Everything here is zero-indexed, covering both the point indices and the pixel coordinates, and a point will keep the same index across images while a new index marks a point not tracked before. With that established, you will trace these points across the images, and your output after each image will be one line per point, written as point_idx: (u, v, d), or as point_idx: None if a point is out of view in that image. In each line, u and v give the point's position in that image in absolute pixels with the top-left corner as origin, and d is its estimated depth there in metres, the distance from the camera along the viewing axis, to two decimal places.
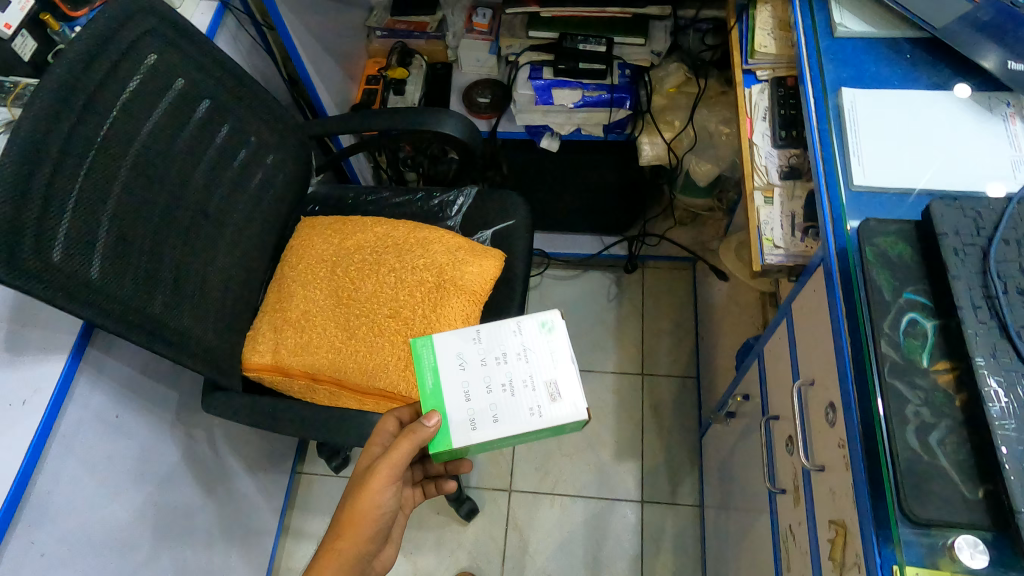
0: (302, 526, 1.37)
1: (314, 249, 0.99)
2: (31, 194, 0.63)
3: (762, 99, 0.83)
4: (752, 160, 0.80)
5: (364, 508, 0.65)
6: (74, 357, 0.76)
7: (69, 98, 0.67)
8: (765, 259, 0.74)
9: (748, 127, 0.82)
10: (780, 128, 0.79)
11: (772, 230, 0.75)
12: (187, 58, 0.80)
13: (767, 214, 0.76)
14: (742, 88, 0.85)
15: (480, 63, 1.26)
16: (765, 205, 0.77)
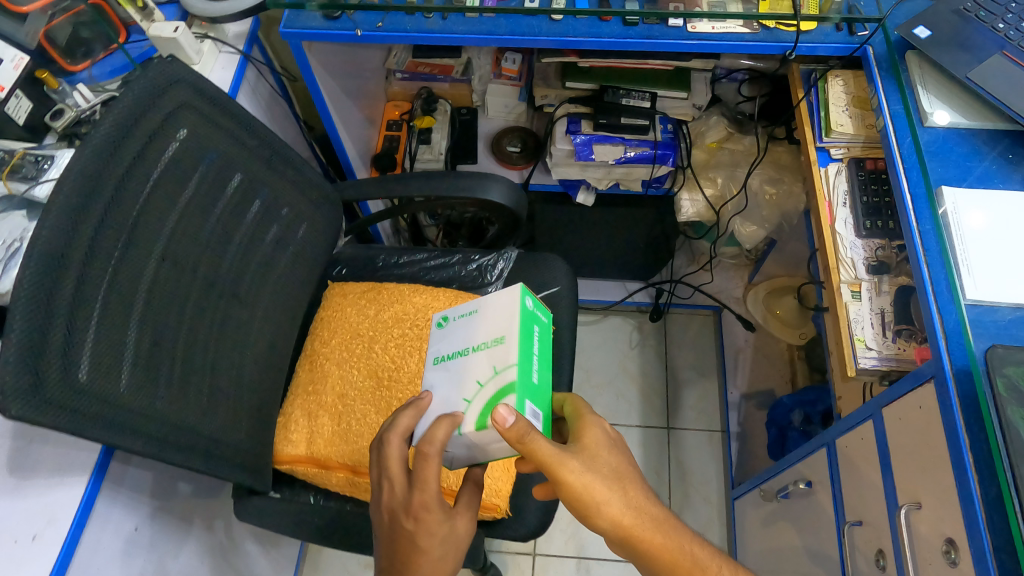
0: None
1: (348, 322, 0.91)
2: (56, 310, 0.54)
3: (840, 181, 0.80)
4: (835, 251, 0.76)
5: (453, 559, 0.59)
6: (95, 477, 0.68)
7: (95, 190, 0.57)
8: (859, 363, 0.70)
9: (828, 213, 0.78)
10: (863, 217, 0.76)
11: (862, 329, 0.71)
12: (222, 130, 0.72)
13: (857, 311, 0.72)
14: (817, 167, 0.81)
15: (508, 109, 1.19)
16: (853, 300, 0.73)
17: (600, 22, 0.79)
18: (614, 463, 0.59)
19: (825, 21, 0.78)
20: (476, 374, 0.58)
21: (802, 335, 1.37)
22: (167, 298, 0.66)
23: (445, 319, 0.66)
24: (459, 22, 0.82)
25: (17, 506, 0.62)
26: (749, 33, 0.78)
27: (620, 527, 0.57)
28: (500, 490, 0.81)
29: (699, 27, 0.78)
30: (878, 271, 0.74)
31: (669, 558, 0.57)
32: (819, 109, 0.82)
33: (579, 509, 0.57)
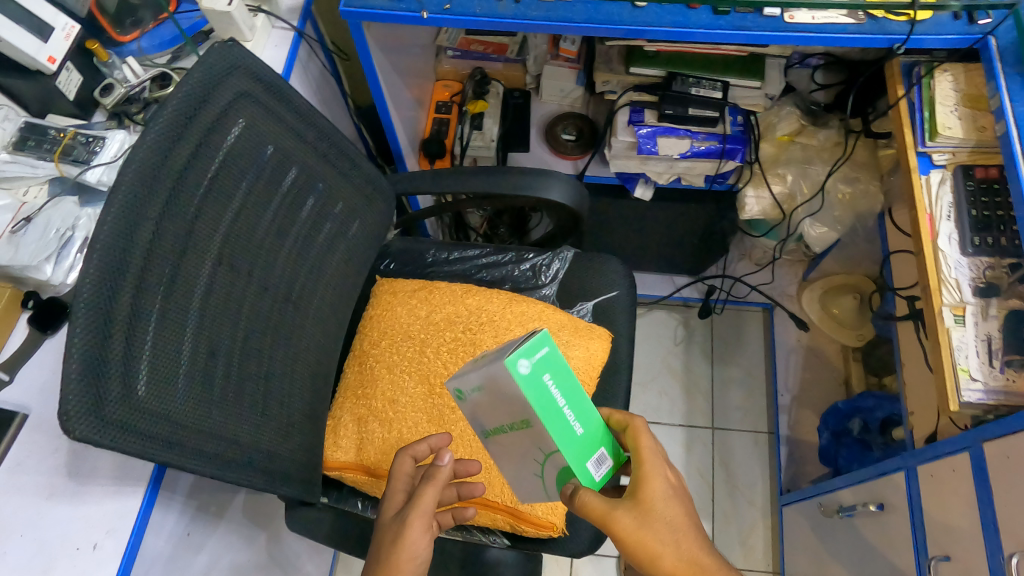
0: None
1: (399, 322, 0.86)
2: (115, 323, 0.50)
3: (944, 192, 0.79)
4: (938, 272, 0.77)
5: (401, 559, 0.57)
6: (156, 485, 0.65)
7: (150, 193, 0.53)
8: (965, 395, 0.71)
9: (930, 228, 0.78)
10: (971, 234, 0.76)
11: (966, 358, 0.72)
12: (281, 121, 0.67)
13: (960, 337, 0.73)
14: (919, 175, 0.81)
15: (564, 93, 1.12)
16: (956, 325, 0.74)
17: (689, 9, 0.76)
18: (666, 516, 0.55)
19: (943, 9, 0.74)
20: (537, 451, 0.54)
21: (860, 337, 1.35)
22: (223, 305, 0.62)
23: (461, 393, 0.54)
24: (533, 6, 0.76)
25: (76, 515, 0.61)
26: (854, 23, 0.74)
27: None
28: (554, 508, 0.78)
29: (798, 17, 0.75)
30: (985, 293, 0.75)
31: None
32: (923, 110, 0.81)
33: (635, 562, 0.55)
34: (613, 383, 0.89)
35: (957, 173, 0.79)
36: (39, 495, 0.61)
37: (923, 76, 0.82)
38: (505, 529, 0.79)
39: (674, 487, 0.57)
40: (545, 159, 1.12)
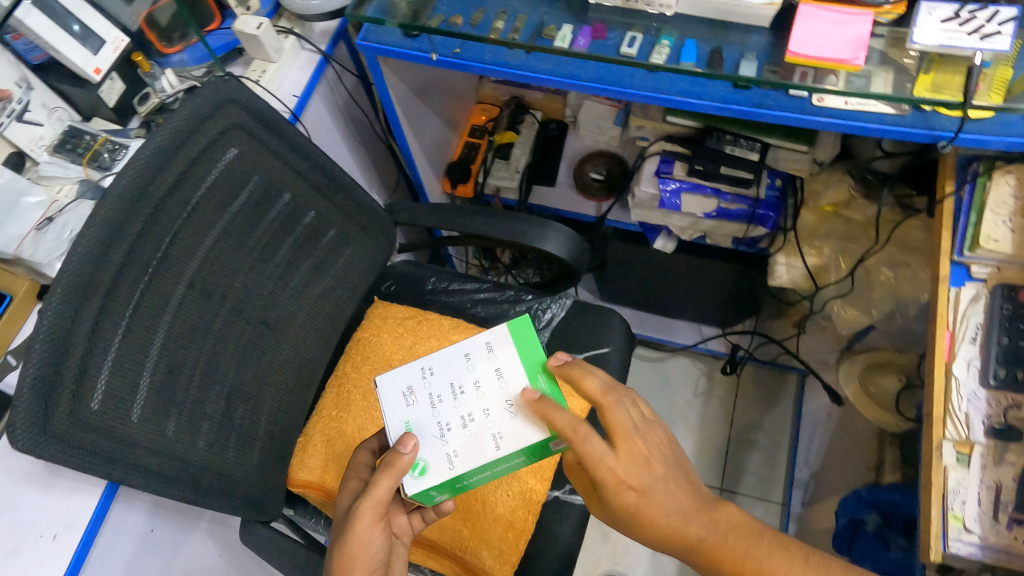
0: None
1: (383, 350, 0.88)
2: (73, 343, 0.53)
3: (974, 312, 0.74)
4: (949, 400, 0.72)
5: (354, 551, 0.58)
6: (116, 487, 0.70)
7: (126, 219, 0.56)
8: (952, 546, 0.66)
9: (948, 348, 0.73)
10: (997, 364, 0.71)
11: (962, 504, 0.67)
12: (271, 152, 0.69)
13: (959, 479, 0.68)
14: (950, 286, 0.75)
15: (601, 130, 1.09)
16: (958, 465, 0.69)
17: (705, 80, 0.73)
18: (657, 522, 0.58)
19: (1009, 110, 0.67)
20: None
21: (897, 424, 1.13)
22: (190, 326, 0.65)
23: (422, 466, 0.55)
24: (544, 60, 0.75)
25: (44, 504, 0.67)
26: (894, 113, 0.69)
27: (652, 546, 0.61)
28: (503, 565, 0.79)
29: (826, 101, 0.70)
30: (1001, 436, 0.69)
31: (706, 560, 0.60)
32: (969, 218, 0.76)
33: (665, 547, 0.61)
34: None
35: (994, 292, 0.74)
36: (16, 481, 0.67)
37: (980, 176, 0.77)
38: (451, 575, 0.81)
39: (641, 494, 0.56)
40: (568, 198, 1.10)
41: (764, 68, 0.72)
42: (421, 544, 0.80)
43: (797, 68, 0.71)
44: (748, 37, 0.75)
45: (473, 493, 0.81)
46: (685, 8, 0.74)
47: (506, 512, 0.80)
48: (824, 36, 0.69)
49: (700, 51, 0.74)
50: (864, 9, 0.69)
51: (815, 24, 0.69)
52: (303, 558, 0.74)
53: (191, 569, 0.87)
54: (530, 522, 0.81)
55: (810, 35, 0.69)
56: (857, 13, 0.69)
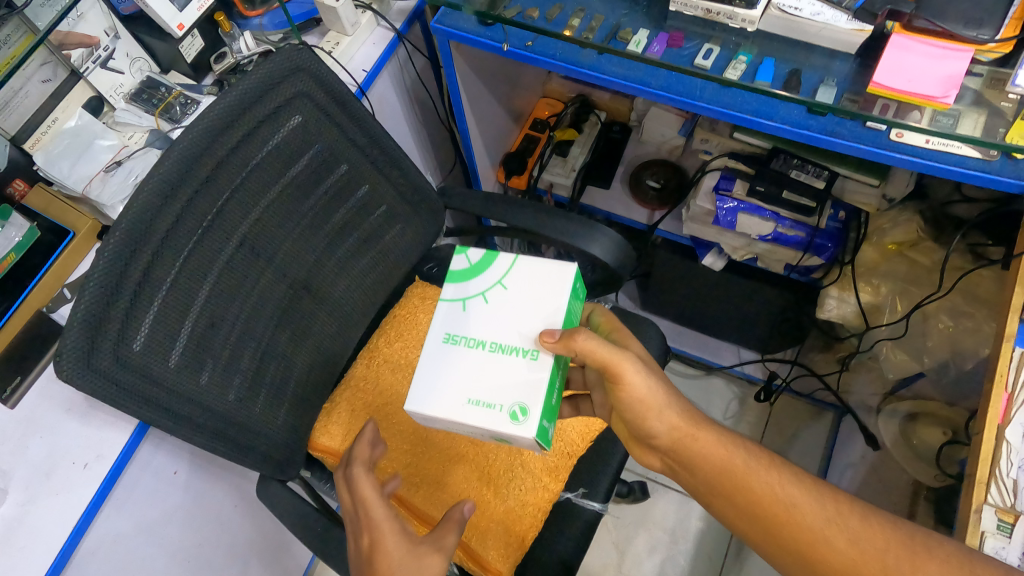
0: None
1: (417, 330, 0.89)
2: (125, 284, 0.55)
3: None
4: (997, 464, 0.67)
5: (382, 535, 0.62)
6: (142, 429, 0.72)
7: (189, 172, 0.58)
8: None
9: (1003, 409, 0.69)
10: None
11: None
12: (334, 123, 0.69)
13: (997, 546, 0.63)
14: (1013, 344, 0.72)
15: (665, 139, 1.08)
16: (997, 533, 0.64)
17: (779, 101, 0.70)
18: (675, 427, 0.62)
19: None
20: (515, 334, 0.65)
21: (937, 479, 1.01)
22: (235, 282, 0.66)
23: (523, 408, 0.61)
24: (614, 62, 0.74)
25: (80, 432, 0.70)
26: (980, 158, 0.64)
27: (676, 431, 0.62)
28: (506, 557, 0.77)
29: (906, 137, 0.66)
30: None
31: (727, 462, 0.61)
32: None
33: (693, 464, 0.62)
34: (608, 449, 0.86)
35: None
36: (61, 407, 0.71)
37: None
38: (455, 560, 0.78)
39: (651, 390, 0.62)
40: (622, 203, 1.09)
41: (843, 97, 0.69)
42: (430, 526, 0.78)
43: (879, 99, 0.67)
44: (832, 62, 0.72)
45: (487, 481, 0.81)
46: (766, 26, 0.72)
47: (517, 506, 0.79)
48: (916, 70, 0.66)
49: (778, 71, 0.71)
50: (966, 46, 0.64)
51: (907, 56, 0.66)
52: (311, 522, 0.76)
53: (208, 513, 0.90)
54: (538, 520, 0.80)
55: (898, 68, 0.66)
56: (955, 49, 0.65)
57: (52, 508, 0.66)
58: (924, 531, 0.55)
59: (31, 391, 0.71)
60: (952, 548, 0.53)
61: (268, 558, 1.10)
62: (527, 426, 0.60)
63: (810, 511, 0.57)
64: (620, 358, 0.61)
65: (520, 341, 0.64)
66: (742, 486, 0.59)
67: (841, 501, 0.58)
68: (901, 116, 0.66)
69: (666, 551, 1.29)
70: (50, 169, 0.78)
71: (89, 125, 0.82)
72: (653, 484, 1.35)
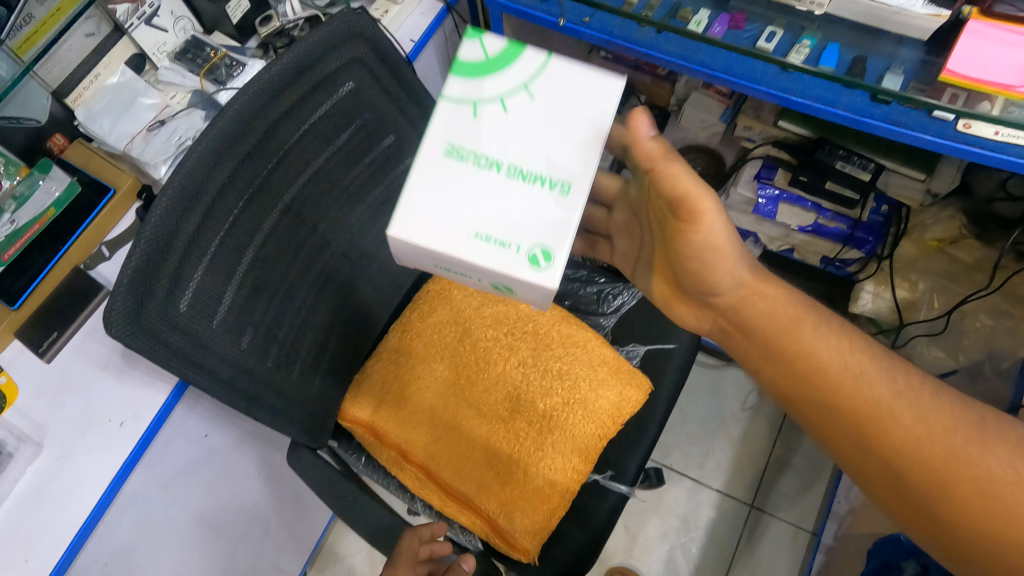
0: (336, 545, 1.39)
1: (452, 305, 0.88)
2: (176, 242, 0.55)
3: None
4: None
5: None
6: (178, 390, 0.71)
7: (243, 132, 0.57)
8: None
9: None
10: None
11: None
12: (383, 91, 0.68)
13: None
14: None
15: (704, 125, 1.05)
16: None
17: (842, 87, 0.69)
18: (756, 293, 0.66)
19: None
20: (547, 152, 0.55)
21: None
22: (279, 248, 0.66)
23: (546, 253, 0.54)
24: (672, 41, 0.72)
25: (117, 390, 0.69)
26: None
27: (745, 288, 0.66)
28: (532, 534, 0.78)
29: (974, 127, 0.65)
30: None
31: (796, 323, 0.66)
32: None
33: (763, 324, 0.67)
34: (636, 434, 0.86)
35: None
36: (98, 365, 0.70)
37: None
38: (479, 535, 0.80)
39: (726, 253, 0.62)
40: None
41: (910, 85, 0.68)
42: (456, 499, 0.81)
43: (949, 88, 0.66)
44: (899, 49, 0.70)
45: (516, 460, 0.81)
46: (836, 9, 0.68)
47: (545, 485, 0.79)
48: (992, 58, 0.63)
49: (842, 57, 0.70)
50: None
51: (984, 44, 0.63)
52: (339, 489, 0.76)
53: (233, 475, 0.90)
54: (566, 500, 0.80)
55: (972, 58, 0.63)
56: None
57: (87, 463, 0.66)
58: (977, 408, 0.61)
59: (69, 346, 0.71)
60: (1009, 432, 0.59)
61: (286, 522, 1.11)
62: (548, 270, 0.54)
63: (874, 378, 0.62)
64: (705, 195, 0.55)
65: (546, 168, 0.55)
66: (813, 353, 0.64)
67: (908, 371, 0.63)
68: (971, 106, 0.65)
69: (678, 537, 1.29)
70: (90, 124, 0.78)
71: (131, 82, 0.82)
72: (669, 471, 1.35)
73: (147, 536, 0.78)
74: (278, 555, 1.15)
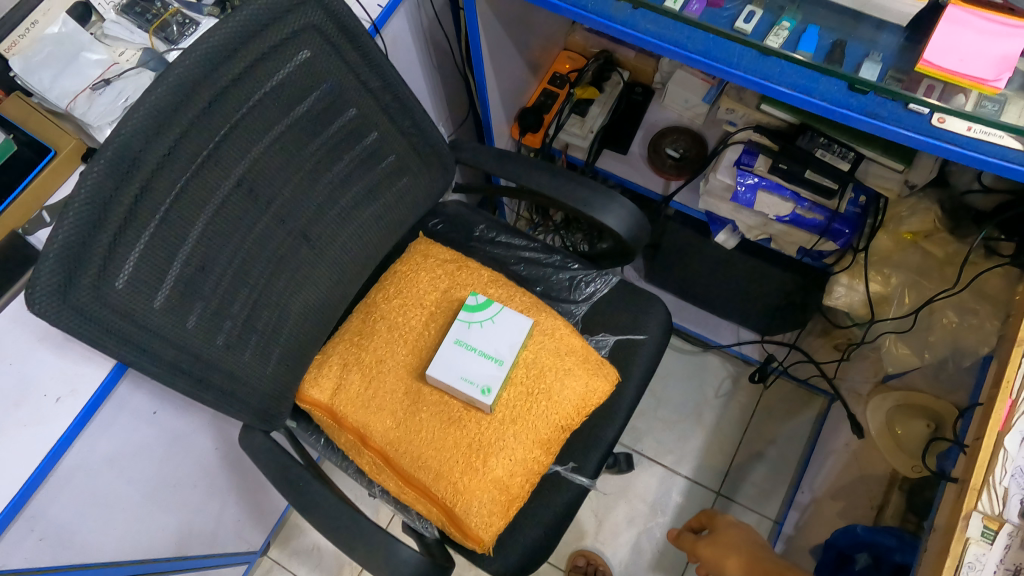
0: (299, 520, 1.38)
1: (417, 287, 0.85)
2: (110, 217, 0.51)
3: None
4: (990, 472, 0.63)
5: None
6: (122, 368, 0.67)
7: (186, 100, 0.53)
8: None
9: (1004, 417, 0.65)
10: None
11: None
12: (343, 61, 0.64)
13: (978, 554, 0.59)
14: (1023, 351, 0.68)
15: (688, 105, 1.02)
16: (980, 540, 0.60)
17: (819, 75, 0.65)
18: None
19: None
20: (501, 345, 0.77)
21: (913, 470, 1.03)
22: (229, 226, 0.62)
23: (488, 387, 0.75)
24: (648, 19, 0.68)
25: (55, 364, 0.64)
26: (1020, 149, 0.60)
27: None
28: (489, 525, 0.77)
29: (947, 122, 0.61)
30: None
31: None
32: None
33: None
34: (601, 424, 0.85)
35: None
36: (34, 334, 0.65)
37: None
38: (436, 523, 0.79)
39: None
40: (638, 168, 1.05)
41: (887, 74, 0.64)
42: (413, 486, 0.78)
43: (925, 79, 0.63)
44: (878, 35, 0.68)
45: (476, 449, 0.78)
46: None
47: (504, 476, 0.78)
48: (970, 49, 0.61)
49: (821, 41, 0.67)
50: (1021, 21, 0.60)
51: (962, 33, 0.62)
52: (294, 472, 0.74)
53: (187, 455, 0.88)
54: (525, 489, 0.79)
55: (951, 45, 0.62)
56: (1014, 26, 0.60)
57: (15, 441, 0.61)
58: None
59: (4, 312, 0.65)
60: None
61: (245, 497, 1.10)
62: (489, 399, 0.75)
63: None
64: None
65: (501, 348, 0.77)
66: None
67: None
68: (945, 100, 0.62)
69: (644, 521, 1.30)
70: (27, 77, 0.72)
71: (75, 35, 0.76)
72: (639, 456, 1.35)
73: (92, 512, 0.76)
74: (238, 528, 1.14)
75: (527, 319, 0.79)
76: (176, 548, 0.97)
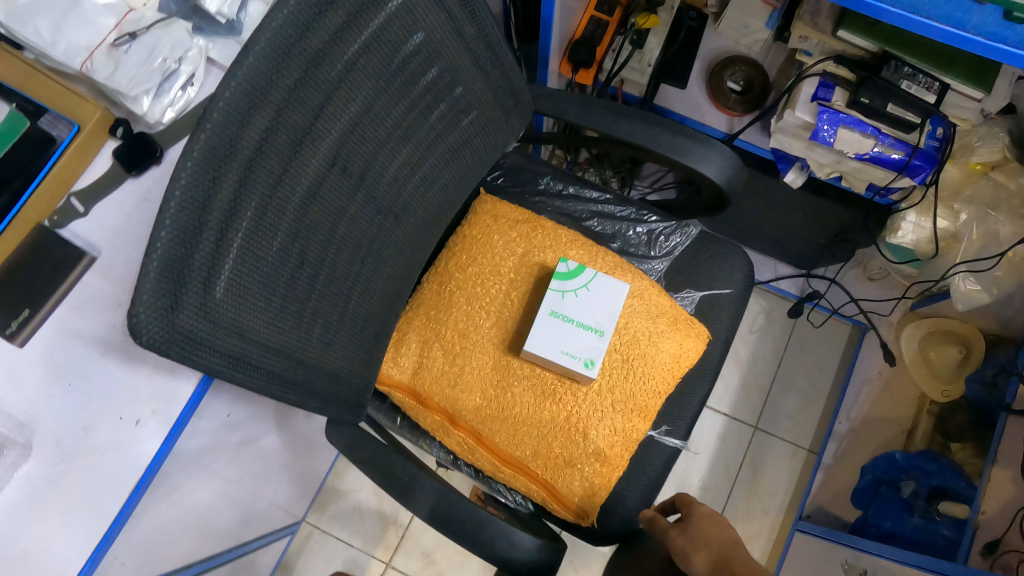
0: (335, 481, 1.33)
1: (492, 252, 0.78)
2: (209, 216, 0.42)
3: None
4: None
5: None
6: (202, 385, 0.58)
7: (279, 69, 0.43)
8: None
9: None
10: None
11: None
12: (437, 3, 0.53)
13: None
14: None
15: (746, 31, 0.95)
16: None
17: (972, 4, 0.61)
18: None
19: None
20: (601, 313, 0.72)
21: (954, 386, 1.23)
22: (322, 210, 0.53)
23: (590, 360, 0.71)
24: None
25: (127, 381, 0.56)
26: None
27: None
28: (592, 496, 0.75)
29: None
30: None
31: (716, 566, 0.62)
32: None
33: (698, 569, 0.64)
34: (690, 386, 0.82)
35: None
36: (92, 347, 0.56)
37: None
38: (534, 498, 0.76)
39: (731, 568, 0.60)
40: (699, 106, 0.99)
41: None
42: (508, 464, 0.75)
43: None
44: None
45: (574, 423, 0.75)
46: None
47: (603, 446, 0.75)
48: None
49: None
50: None
51: None
52: (392, 467, 0.68)
53: (252, 449, 0.83)
54: (623, 458, 0.77)
55: None
56: None
57: (93, 468, 0.54)
58: None
59: (48, 325, 0.55)
60: None
61: (293, 471, 1.04)
62: (593, 372, 0.70)
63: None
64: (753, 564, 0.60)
65: (600, 318, 0.72)
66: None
67: None
68: None
69: (686, 459, 1.30)
70: (18, 27, 0.58)
71: None
72: None
73: (168, 525, 0.71)
74: (286, 503, 1.09)
75: (624, 283, 0.73)
76: (235, 537, 0.93)
